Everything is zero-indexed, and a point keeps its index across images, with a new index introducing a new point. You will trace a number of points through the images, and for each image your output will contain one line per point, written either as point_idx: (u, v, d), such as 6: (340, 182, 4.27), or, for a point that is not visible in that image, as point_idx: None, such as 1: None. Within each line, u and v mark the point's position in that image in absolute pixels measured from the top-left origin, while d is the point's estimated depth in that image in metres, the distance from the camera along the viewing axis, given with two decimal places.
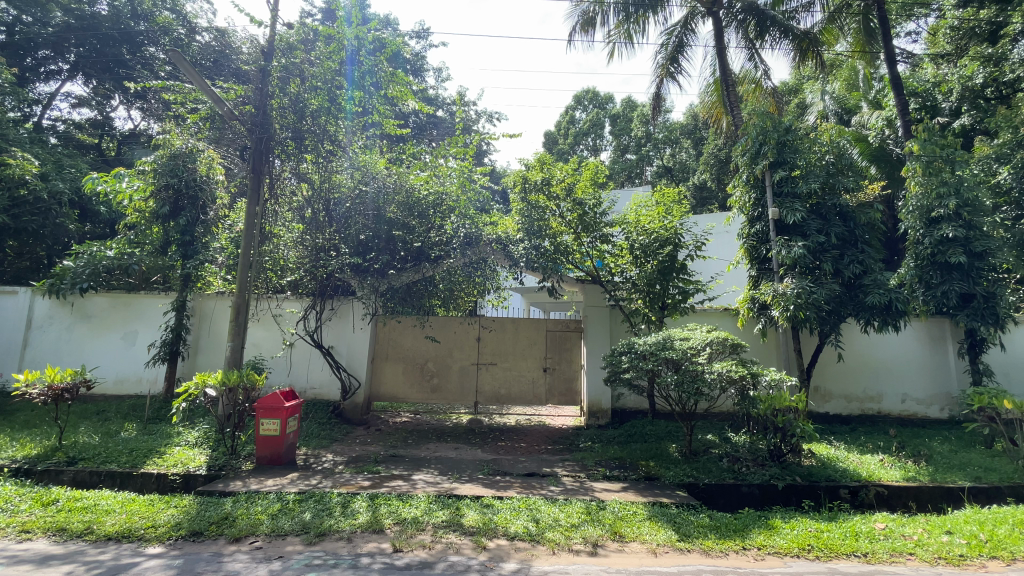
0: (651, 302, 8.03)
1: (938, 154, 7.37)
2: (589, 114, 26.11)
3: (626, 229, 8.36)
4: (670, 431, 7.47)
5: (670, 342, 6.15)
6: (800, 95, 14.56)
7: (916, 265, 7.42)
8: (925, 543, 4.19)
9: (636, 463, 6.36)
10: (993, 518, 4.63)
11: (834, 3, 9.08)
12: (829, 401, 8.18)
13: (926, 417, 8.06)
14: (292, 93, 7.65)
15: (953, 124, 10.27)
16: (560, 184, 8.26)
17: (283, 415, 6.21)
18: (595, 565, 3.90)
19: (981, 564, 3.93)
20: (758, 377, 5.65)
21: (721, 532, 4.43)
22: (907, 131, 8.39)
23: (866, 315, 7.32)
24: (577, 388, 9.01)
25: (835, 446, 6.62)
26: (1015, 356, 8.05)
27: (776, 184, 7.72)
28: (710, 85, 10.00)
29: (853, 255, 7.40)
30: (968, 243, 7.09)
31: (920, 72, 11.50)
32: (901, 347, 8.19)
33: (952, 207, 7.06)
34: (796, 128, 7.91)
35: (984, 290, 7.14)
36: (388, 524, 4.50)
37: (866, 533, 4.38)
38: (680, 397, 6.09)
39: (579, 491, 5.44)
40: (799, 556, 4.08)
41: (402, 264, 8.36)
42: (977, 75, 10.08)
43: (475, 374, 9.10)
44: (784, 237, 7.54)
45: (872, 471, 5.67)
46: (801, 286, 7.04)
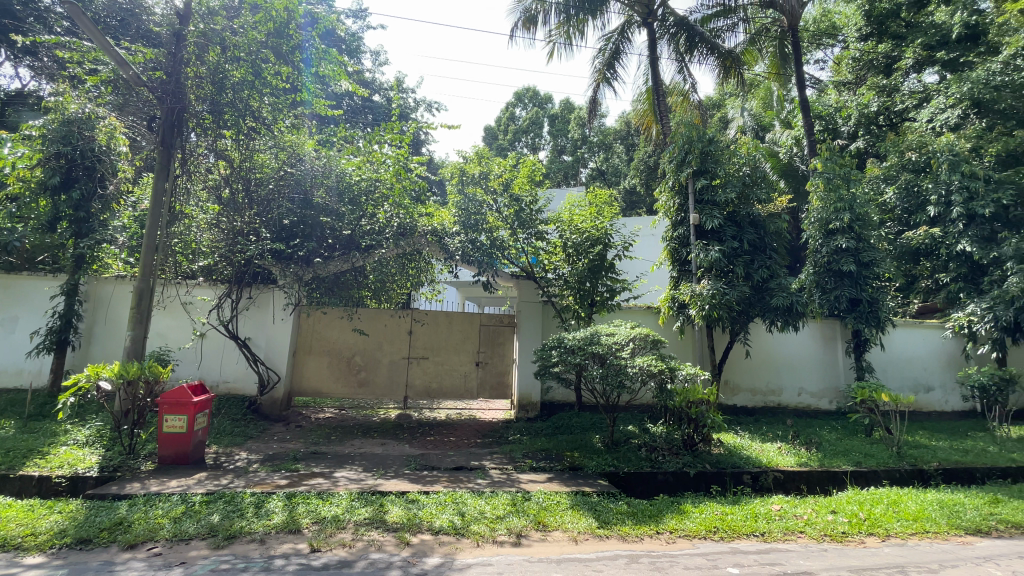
0: (581, 298, 8.23)
1: (837, 172, 8.17)
2: (529, 112, 26.46)
3: (560, 227, 8.43)
4: (594, 423, 7.74)
5: (596, 337, 6.36)
6: (722, 110, 15.59)
7: (815, 271, 8.19)
8: (813, 522, 4.66)
9: (562, 454, 6.54)
10: (870, 498, 5.24)
11: (755, 27, 9.83)
12: (736, 394, 8.85)
13: (818, 409, 8.93)
14: (211, 63, 6.99)
15: (851, 147, 11.55)
16: (499, 179, 8.37)
17: (191, 411, 5.72)
18: (518, 555, 3.96)
19: (860, 540, 4.42)
20: (675, 371, 6.04)
21: (638, 518, 4.66)
22: (813, 150, 9.23)
23: (771, 315, 7.99)
24: (508, 382, 9.08)
25: (741, 436, 7.19)
26: (892, 355, 9.12)
27: (698, 191, 8.24)
28: (643, 93, 10.46)
29: (761, 260, 8.07)
30: (858, 254, 7.94)
31: (827, 96, 12.80)
32: (799, 345, 9.03)
33: (846, 220, 7.88)
34: (719, 140, 8.39)
35: (868, 295, 8.02)
36: (306, 523, 4.31)
37: (764, 514, 4.80)
38: (604, 390, 6.31)
39: (505, 483, 5.50)
40: (706, 538, 4.39)
41: (330, 252, 7.98)
42: (872, 103, 11.43)
43: (405, 368, 8.92)
44: (703, 242, 8.07)
45: (771, 458, 6.21)
46: (716, 287, 7.55)
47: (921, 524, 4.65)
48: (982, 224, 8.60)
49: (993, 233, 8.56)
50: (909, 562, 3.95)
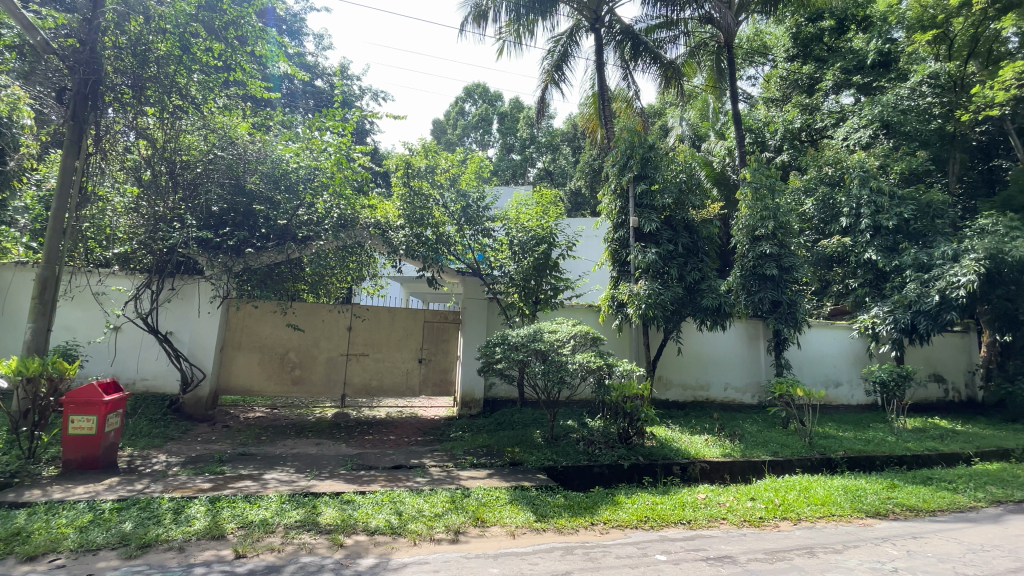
0: (525, 296, 8.29)
1: (763, 182, 8.75)
2: (478, 109, 26.46)
3: (507, 225, 8.47)
4: (536, 419, 7.86)
5: (539, 334, 6.46)
6: (662, 118, 16.32)
7: (741, 275, 8.72)
8: (734, 509, 4.98)
9: (503, 449, 6.60)
10: (785, 485, 5.67)
11: (694, 41, 10.35)
12: (668, 389, 9.29)
13: (742, 403, 9.54)
14: (132, 33, 6.49)
15: (777, 159, 12.43)
16: (445, 173, 8.37)
17: (102, 411, 5.25)
18: (455, 552, 3.96)
19: (774, 524, 4.78)
20: (613, 367, 6.22)
21: (574, 510, 4.79)
22: (743, 161, 9.83)
23: (702, 315, 8.44)
24: (451, 379, 9.00)
25: (672, 429, 7.56)
26: (807, 353, 9.92)
27: (638, 196, 8.57)
28: (589, 97, 10.73)
29: (694, 263, 8.52)
30: (780, 259, 8.56)
31: (757, 111, 13.70)
32: (727, 343, 9.61)
33: (770, 228, 8.46)
34: (658, 148, 8.83)
35: (788, 298, 8.64)
36: (231, 528, 4.08)
37: (691, 503, 5.08)
38: (546, 386, 6.42)
39: (445, 480, 5.48)
40: (637, 527, 4.58)
41: (262, 243, 7.55)
42: (796, 120, 12.35)
43: (344, 365, 8.65)
44: (642, 244, 8.43)
45: (698, 449, 6.58)
46: (651, 288, 7.90)
47: (829, 508, 5.08)
48: (886, 235, 9.43)
49: (896, 243, 9.41)
50: (817, 543, 4.30)
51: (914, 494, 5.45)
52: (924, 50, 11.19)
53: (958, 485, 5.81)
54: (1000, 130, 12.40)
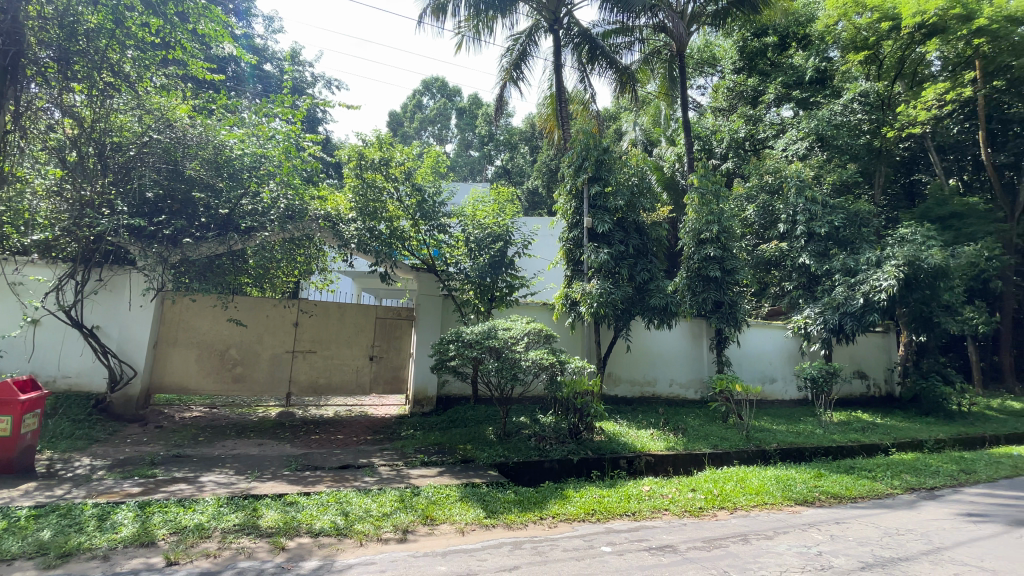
0: (481, 293, 8.22)
1: (709, 188, 9.18)
2: (436, 103, 26.23)
3: (463, 221, 8.51)
4: (488, 416, 7.88)
5: (494, 332, 6.48)
6: (617, 121, 16.75)
7: (688, 276, 9.09)
8: (676, 500, 5.21)
9: (454, 447, 6.58)
10: (723, 476, 5.98)
11: (648, 49, 10.72)
12: (617, 385, 9.56)
13: (686, 398, 9.96)
14: (59, 2, 6.06)
15: (722, 167, 13.13)
16: (400, 167, 8.09)
17: (19, 411, 4.83)
18: (403, 551, 3.92)
19: (713, 513, 5.03)
20: (565, 364, 6.33)
21: (523, 506, 4.86)
22: (692, 166, 10.26)
23: (650, 314, 8.74)
24: (403, 376, 8.86)
25: (620, 424, 7.80)
26: (746, 351, 10.48)
27: (592, 197, 8.79)
28: (546, 98, 10.85)
29: (644, 264, 8.81)
30: (723, 262, 8.99)
31: (705, 119, 14.35)
32: (673, 341, 10.00)
33: (714, 231, 8.87)
34: (613, 150, 9.04)
35: (729, 298, 9.08)
36: (163, 534, 3.86)
37: (636, 495, 5.27)
38: (499, 383, 6.45)
39: (394, 479, 5.40)
40: (585, 520, 4.70)
41: (201, 233, 7.12)
42: (740, 130, 13.03)
43: (289, 362, 8.35)
44: (595, 244, 8.63)
45: (644, 443, 6.82)
46: (603, 287, 8.10)
47: (762, 497, 5.40)
48: (819, 242, 10.10)
49: (827, 249, 10.10)
50: (750, 530, 4.57)
51: (837, 483, 5.88)
52: (857, 70, 12.05)
53: (875, 473, 6.32)
54: (920, 147, 13.51)
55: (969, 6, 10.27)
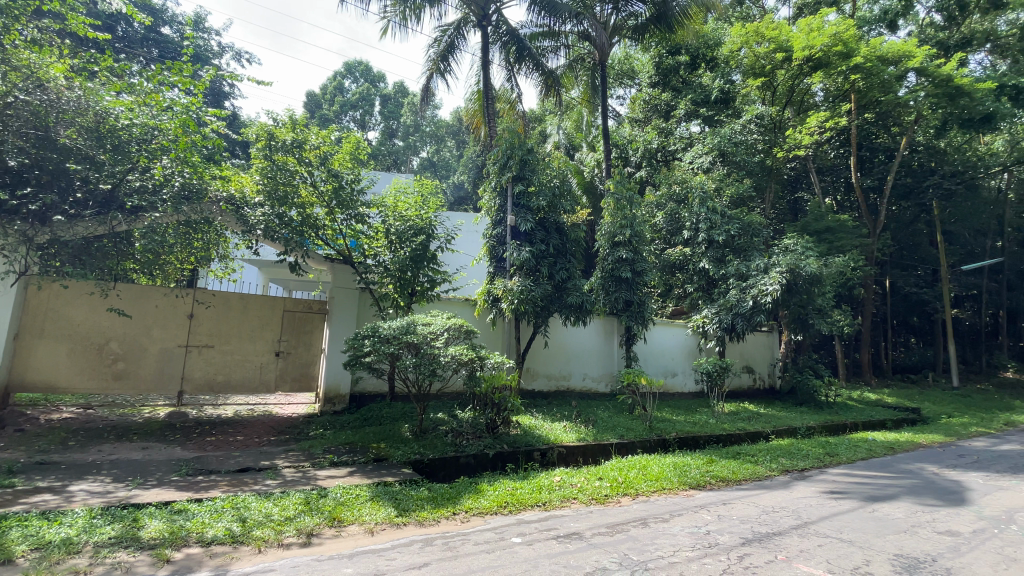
0: (401, 287, 7.91)
1: (624, 194, 9.73)
2: (359, 87, 25.18)
3: (383, 212, 8.25)
4: (405, 413, 7.73)
5: (413, 327, 6.34)
6: (542, 123, 17.15)
7: (602, 276, 9.56)
8: (584, 489, 5.46)
9: (367, 446, 6.38)
10: (628, 464, 6.37)
11: (572, 56, 11.13)
12: (534, 380, 9.80)
13: (597, 392, 10.46)
14: None
15: (637, 174, 13.95)
16: (315, 150, 7.67)
17: None
18: (306, 556, 3.74)
19: (616, 500, 5.34)
20: (484, 360, 6.42)
21: (436, 502, 4.84)
22: (609, 172, 10.82)
23: (567, 312, 9.04)
24: (313, 373, 8.40)
25: (536, 417, 8.01)
26: (652, 347, 11.23)
27: (515, 196, 8.98)
28: (473, 93, 10.85)
29: (563, 263, 9.09)
30: (635, 264, 9.55)
31: (623, 128, 15.18)
32: (587, 338, 10.45)
33: (627, 236, 9.40)
34: (537, 151, 9.26)
35: (639, 297, 9.64)
36: (20, 552, 3.36)
37: (547, 486, 5.46)
38: (417, 379, 6.35)
39: (299, 481, 5.13)
40: (497, 512, 4.78)
41: (77, 210, 6.27)
42: (653, 141, 13.97)
43: (182, 357, 7.63)
44: (517, 242, 8.79)
45: (557, 435, 7.07)
46: (524, 285, 8.26)
47: (661, 482, 5.82)
48: (717, 249, 11.07)
49: (724, 256, 11.09)
50: (650, 514, 4.91)
51: (726, 468, 6.49)
52: (755, 94, 13.30)
53: (757, 458, 7.06)
54: (804, 168, 15.23)
55: (847, 46, 11.71)
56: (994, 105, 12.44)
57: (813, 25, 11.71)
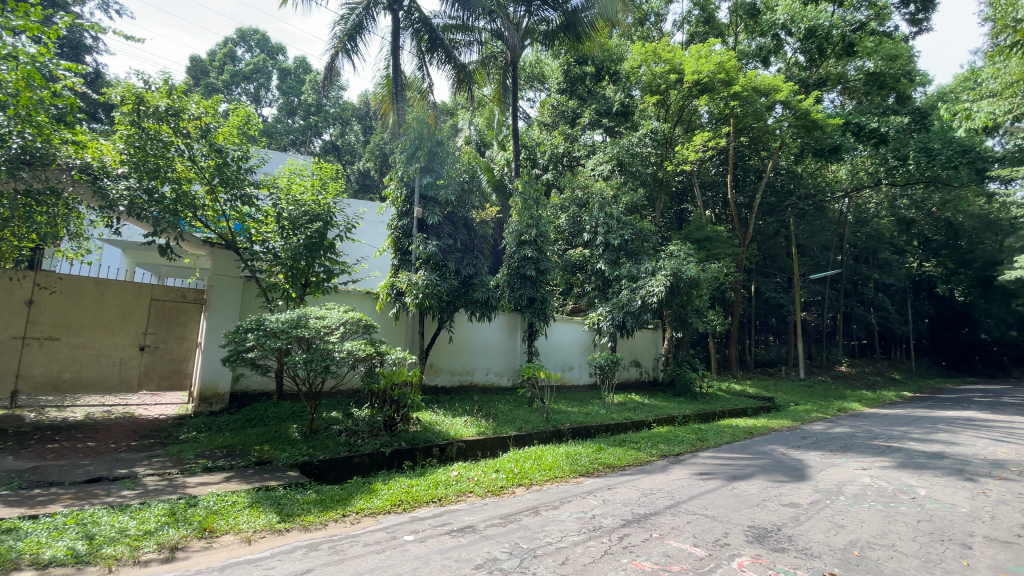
0: (293, 277, 7.36)
1: (531, 195, 10.04)
2: (254, 58, 23.11)
3: (275, 194, 7.64)
4: (294, 412, 7.24)
5: (304, 320, 5.96)
6: (454, 117, 17.09)
7: (508, 273, 9.75)
8: (480, 482, 5.53)
9: (248, 449, 5.89)
10: (524, 456, 6.57)
11: (485, 53, 11.19)
12: (438, 375, 9.69)
13: (499, 386, 10.65)
14: None
15: (544, 176, 14.47)
16: (194, 121, 6.91)
17: None
18: (169, 573, 3.36)
19: (511, 491, 5.48)
20: (384, 356, 6.24)
21: (325, 505, 4.61)
22: (518, 171, 11.05)
23: (472, 307, 9.04)
24: (187, 371, 7.55)
25: (437, 413, 7.94)
26: (553, 343, 11.68)
27: (422, 187, 8.84)
28: (383, 78, 10.45)
29: (470, 259, 9.07)
30: (539, 262, 9.85)
31: (532, 130, 15.68)
32: (491, 333, 10.58)
33: (533, 235, 9.67)
34: (447, 144, 9.18)
35: (541, 294, 9.97)
36: None
37: (443, 481, 5.45)
38: (307, 377, 5.97)
39: (164, 490, 4.60)
40: (390, 511, 4.68)
41: None
42: (560, 146, 14.61)
43: (16, 351, 6.46)
44: (424, 235, 8.64)
45: (457, 430, 7.08)
46: (429, 279, 8.11)
47: (554, 471, 6.09)
48: (613, 251, 11.83)
49: (619, 258, 11.89)
50: (541, 503, 5.11)
51: (613, 455, 6.97)
52: (652, 110, 14.41)
53: (640, 445, 7.66)
54: (689, 182, 16.83)
55: (728, 75, 13.10)
56: (840, 140, 14.67)
57: (702, 53, 12.93)
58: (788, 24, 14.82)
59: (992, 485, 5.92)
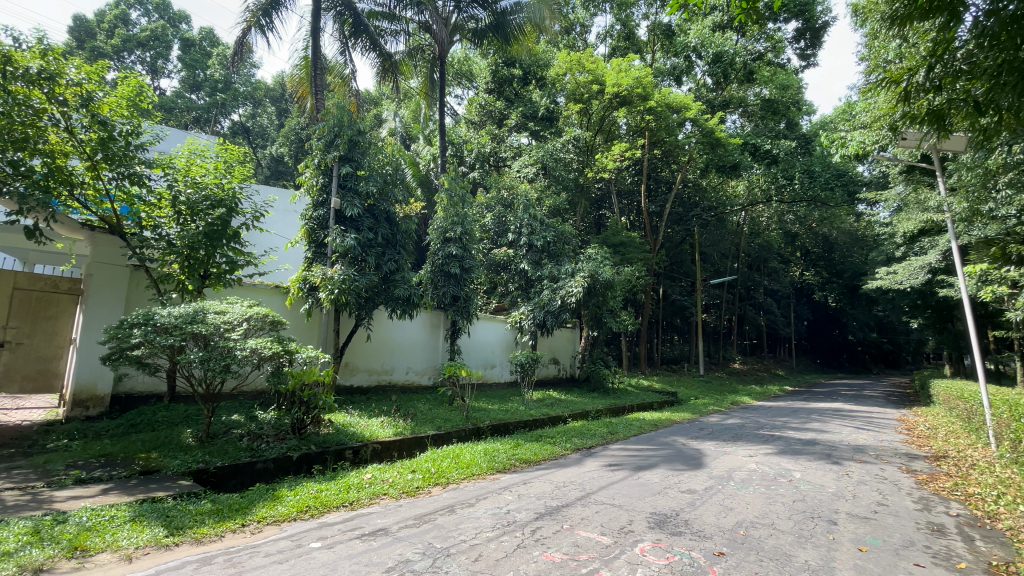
0: (189, 268, 6.73)
1: (457, 192, 10.02)
2: (153, 23, 20.84)
3: (171, 176, 6.93)
4: (188, 416, 6.62)
5: (202, 315, 5.47)
6: (378, 107, 16.57)
7: (431, 271, 9.64)
8: (395, 484, 5.43)
9: (132, 457, 5.30)
10: (442, 455, 6.54)
11: (412, 44, 10.94)
12: (354, 375, 9.30)
13: (419, 385, 10.49)
14: None
15: (470, 174, 14.52)
16: (73, 88, 6.04)
17: None
18: None
19: (427, 491, 5.43)
20: (294, 355, 5.93)
21: (222, 515, 4.28)
22: (444, 167, 10.94)
23: (393, 304, 8.78)
24: (58, 371, 6.66)
25: (351, 414, 7.65)
26: (475, 341, 11.70)
27: (341, 177, 8.48)
28: (301, 60, 9.87)
29: (391, 254, 8.82)
30: (463, 261, 9.82)
31: (459, 128, 15.72)
32: (412, 331, 10.39)
33: (457, 232, 9.65)
34: (368, 134, 8.89)
35: (465, 293, 9.97)
36: None
37: (356, 485, 5.27)
38: (204, 377, 5.49)
39: (24, 506, 4.01)
40: (296, 518, 4.44)
41: None
42: (487, 145, 14.88)
43: None
44: (341, 227, 8.28)
45: (373, 431, 6.88)
46: (346, 274, 7.79)
47: (472, 469, 6.13)
48: (536, 252, 12.12)
49: (541, 259, 12.20)
50: (457, 501, 5.12)
51: (529, 450, 7.15)
52: (575, 117, 14.95)
53: (556, 439, 7.93)
54: (607, 189, 17.66)
55: (645, 90, 13.91)
56: (739, 158, 16.16)
57: (622, 67, 13.60)
58: (698, 48, 16.08)
59: (852, 467, 6.85)
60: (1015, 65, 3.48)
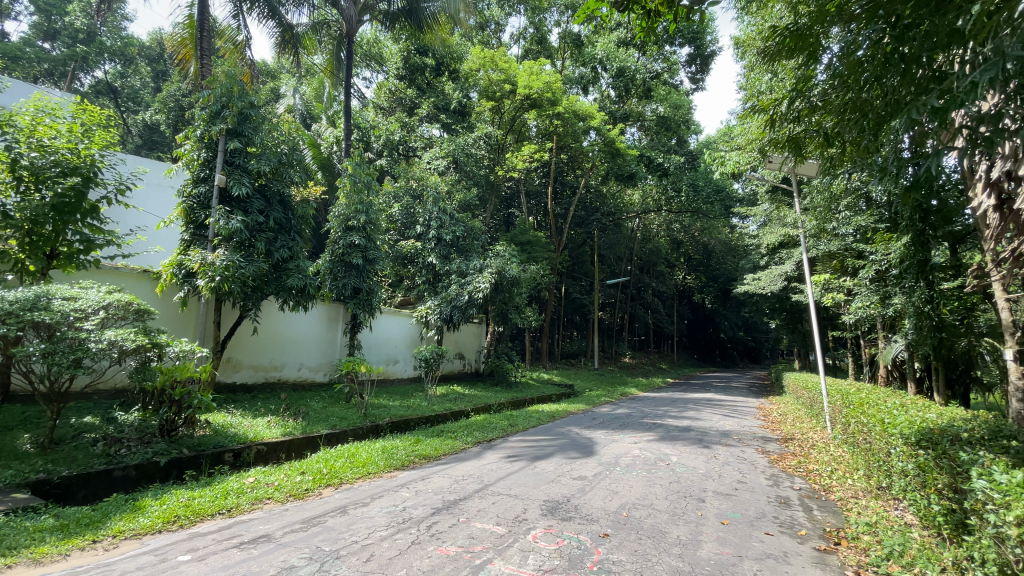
0: (31, 246, 5.74)
1: (361, 179, 9.58)
2: None
3: (9, 135, 5.82)
4: (26, 419, 5.61)
5: (44, 302, 4.67)
6: (276, 81, 15.31)
7: (331, 260, 9.15)
8: (281, 487, 5.09)
9: None
10: (335, 455, 6.25)
11: (316, 17, 10.20)
12: (237, 371, 8.49)
13: (313, 381, 9.92)
14: None
15: (378, 161, 14.25)
16: None
17: None
18: None
19: (317, 492, 5.16)
20: (163, 349, 5.33)
21: (68, 531, 3.72)
22: (348, 151, 10.21)
23: (286, 295, 8.17)
24: None
25: (232, 414, 7.01)
26: (376, 335, 11.30)
27: (228, 152, 7.70)
28: (183, 18, 8.77)
29: (284, 240, 8.15)
30: (366, 252, 9.44)
31: (366, 112, 15.30)
32: (305, 324, 9.81)
33: (361, 221, 9.27)
34: (262, 109, 8.19)
35: (368, 285, 9.58)
36: None
37: (236, 490, 4.86)
38: (47, 373, 4.70)
39: None
40: (162, 530, 3.99)
41: None
42: (396, 133, 14.58)
43: None
44: (225, 208, 7.53)
45: (258, 432, 6.36)
46: (230, 260, 7.08)
47: (367, 468, 5.93)
48: (443, 246, 12.01)
49: (449, 253, 12.14)
50: (350, 501, 4.94)
51: (429, 446, 7.09)
52: (488, 114, 15.04)
53: (456, 434, 7.96)
54: (516, 187, 18.03)
55: (554, 95, 14.42)
56: (636, 168, 17.41)
57: (533, 70, 13.93)
58: (604, 60, 17.04)
59: (719, 450, 7.74)
60: (857, 103, 4.23)
